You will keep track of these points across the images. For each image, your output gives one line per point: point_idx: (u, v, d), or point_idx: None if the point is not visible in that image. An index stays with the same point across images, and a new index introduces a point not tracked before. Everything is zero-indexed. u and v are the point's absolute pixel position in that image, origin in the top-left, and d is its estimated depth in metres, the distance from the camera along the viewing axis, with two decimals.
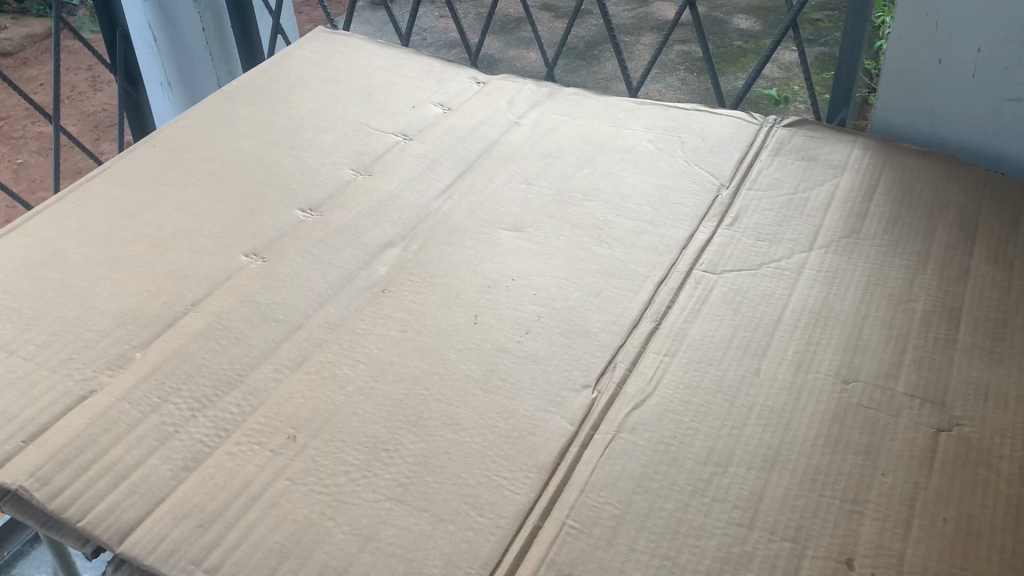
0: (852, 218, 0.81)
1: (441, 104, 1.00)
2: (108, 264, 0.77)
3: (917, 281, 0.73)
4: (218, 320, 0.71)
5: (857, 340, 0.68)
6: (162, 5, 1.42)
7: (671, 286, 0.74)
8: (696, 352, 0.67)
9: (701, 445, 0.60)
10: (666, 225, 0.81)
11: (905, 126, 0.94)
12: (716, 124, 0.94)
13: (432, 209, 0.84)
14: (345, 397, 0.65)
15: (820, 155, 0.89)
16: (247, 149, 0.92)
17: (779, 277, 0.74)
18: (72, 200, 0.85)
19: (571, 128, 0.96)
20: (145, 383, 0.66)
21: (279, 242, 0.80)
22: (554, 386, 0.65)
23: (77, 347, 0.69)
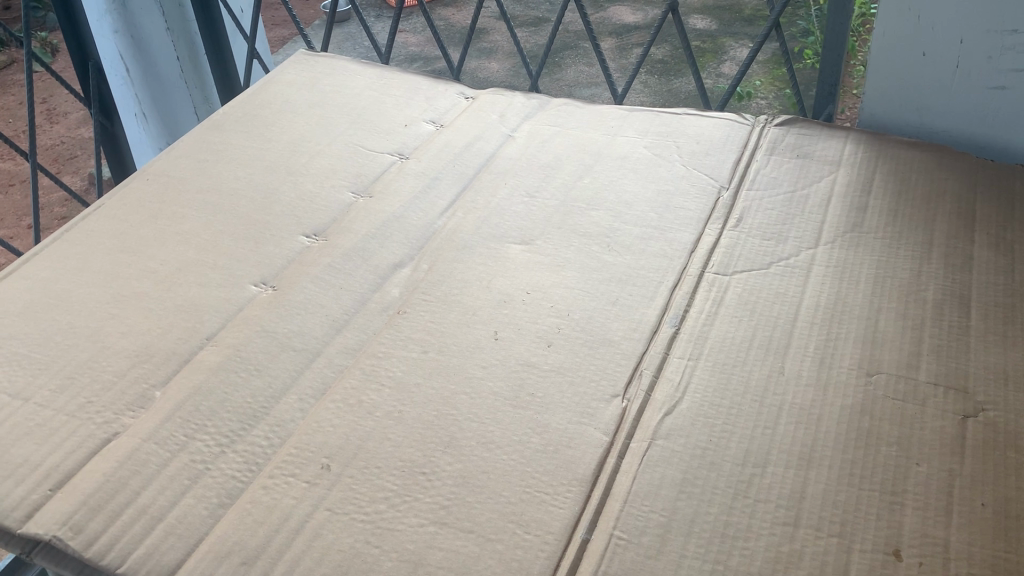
0: (855, 212, 0.82)
1: (432, 121, 1.00)
2: (115, 302, 0.76)
3: (924, 271, 0.75)
4: (236, 353, 0.70)
5: (874, 333, 0.69)
6: (133, 34, 1.39)
7: (686, 289, 0.74)
8: (720, 354, 0.67)
9: (736, 447, 0.60)
10: (672, 230, 0.81)
11: (892, 119, 0.96)
12: (709, 126, 0.95)
13: (438, 228, 0.84)
14: (375, 421, 0.64)
15: (814, 151, 0.90)
16: (243, 177, 0.91)
17: (791, 275, 0.75)
18: (70, 239, 0.84)
19: (565, 139, 0.96)
20: (169, 423, 0.65)
21: (287, 269, 0.79)
22: (582, 398, 0.65)
23: (95, 390, 0.68)
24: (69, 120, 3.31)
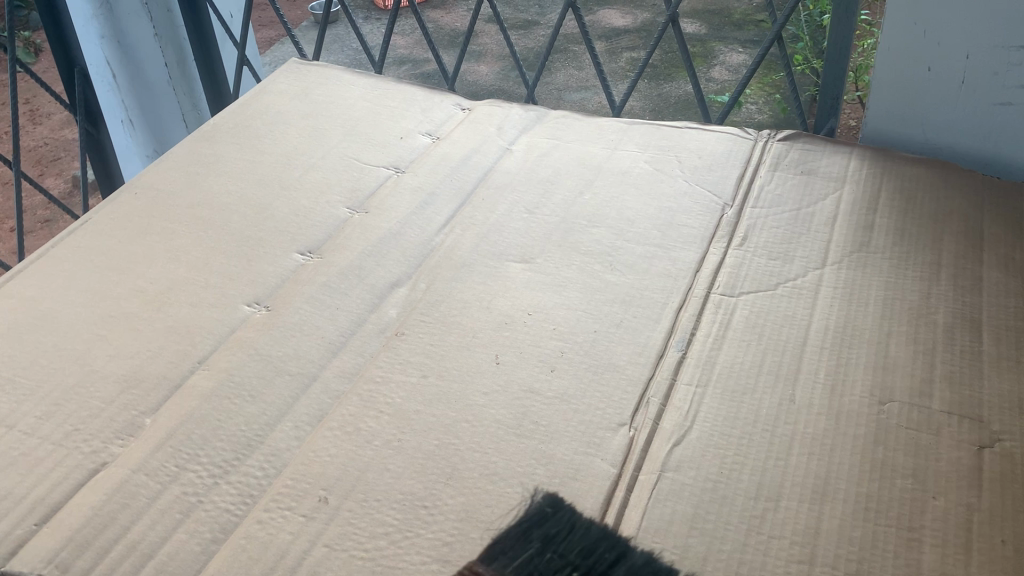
0: (861, 231, 0.80)
1: (428, 133, 0.97)
2: (103, 322, 0.73)
3: (933, 292, 0.73)
4: (229, 377, 0.68)
5: (885, 358, 0.67)
6: (121, 40, 1.36)
7: (692, 312, 0.72)
8: (728, 381, 0.66)
9: (748, 480, 0.58)
10: (676, 248, 0.79)
11: (896, 134, 0.94)
12: (711, 141, 0.93)
13: (436, 245, 0.82)
14: (373, 451, 0.62)
15: (819, 167, 0.88)
16: (235, 191, 0.89)
17: (799, 297, 0.73)
18: (55, 256, 0.81)
19: (564, 152, 0.94)
20: (160, 452, 0.62)
21: (281, 288, 0.77)
22: (588, 427, 0.63)
23: (82, 417, 0.65)
24: (53, 120, 3.26)
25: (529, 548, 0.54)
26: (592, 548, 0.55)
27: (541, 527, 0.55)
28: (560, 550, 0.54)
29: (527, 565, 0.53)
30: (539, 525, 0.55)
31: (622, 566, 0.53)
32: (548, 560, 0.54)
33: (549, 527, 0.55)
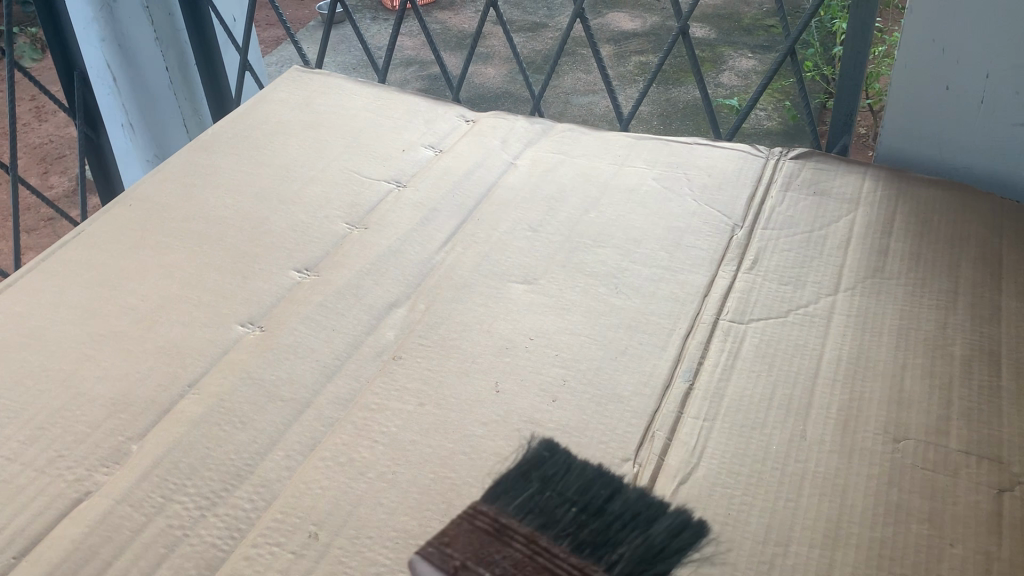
0: (876, 256, 0.77)
1: (431, 146, 0.95)
2: (92, 341, 0.71)
3: (950, 323, 0.70)
4: (219, 402, 0.66)
5: (900, 393, 0.65)
6: (122, 43, 1.33)
7: (700, 339, 0.70)
8: (737, 415, 0.63)
9: (757, 522, 0.56)
10: (685, 271, 0.77)
11: (912, 154, 0.92)
12: (722, 158, 0.90)
13: (436, 264, 0.79)
14: (366, 485, 0.60)
15: (832, 188, 0.86)
16: (232, 204, 0.86)
17: (811, 325, 0.71)
18: (46, 270, 0.79)
19: (570, 167, 0.91)
20: (145, 481, 0.60)
21: (275, 308, 0.74)
22: (590, 463, 0.60)
23: (67, 442, 0.63)
24: (59, 117, 3.25)
25: (529, 487, 0.58)
26: (589, 486, 0.58)
27: (539, 470, 0.59)
28: (559, 487, 0.58)
29: (527, 499, 0.57)
30: (538, 466, 0.60)
31: (617, 500, 0.57)
32: (548, 495, 0.58)
33: (547, 467, 0.60)
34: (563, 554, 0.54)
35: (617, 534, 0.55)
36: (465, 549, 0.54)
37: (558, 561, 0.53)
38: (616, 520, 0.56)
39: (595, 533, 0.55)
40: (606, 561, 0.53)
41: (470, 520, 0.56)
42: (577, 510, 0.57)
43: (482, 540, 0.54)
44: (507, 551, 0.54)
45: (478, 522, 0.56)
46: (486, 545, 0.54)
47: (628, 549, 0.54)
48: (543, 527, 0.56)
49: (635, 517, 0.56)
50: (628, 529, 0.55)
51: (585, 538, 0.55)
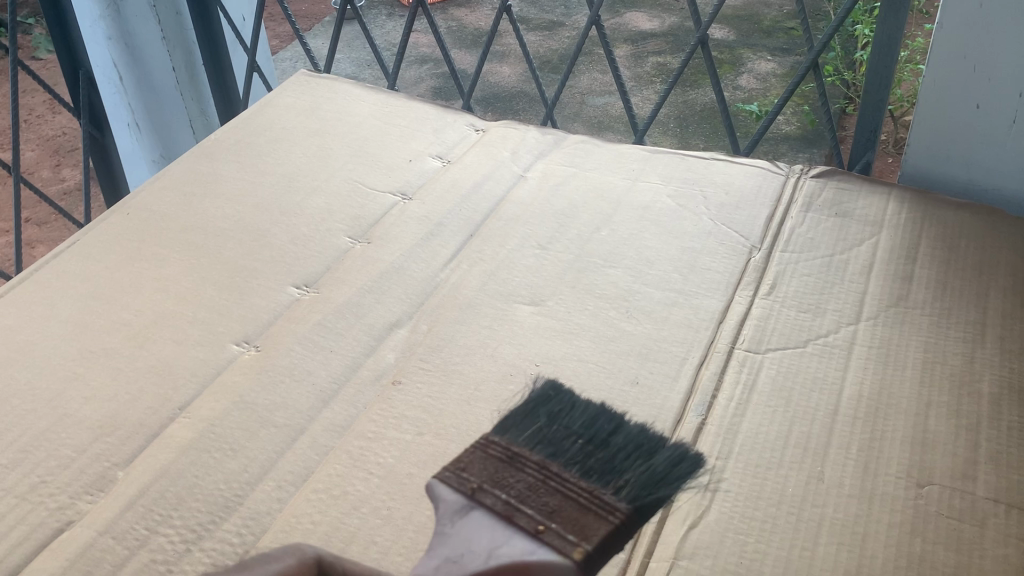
0: (899, 282, 0.74)
1: (439, 156, 0.92)
2: (81, 358, 0.69)
3: (978, 357, 0.67)
4: (210, 428, 0.63)
5: (924, 433, 0.61)
6: (129, 43, 1.32)
7: (714, 369, 0.67)
8: (752, 454, 0.60)
9: (771, 573, 0.53)
10: (698, 295, 0.74)
11: (939, 173, 0.88)
12: (740, 175, 0.87)
13: (440, 282, 0.76)
14: (360, 521, 0.57)
15: (854, 209, 0.82)
16: (232, 215, 0.84)
17: (830, 357, 0.67)
18: (38, 280, 0.76)
19: (582, 181, 0.88)
20: (129, 512, 0.57)
21: (272, 326, 0.72)
22: None
23: (51, 467, 0.61)
24: None
25: (538, 421, 0.57)
26: (594, 421, 0.58)
27: (546, 406, 0.59)
28: (565, 421, 0.57)
29: (536, 430, 0.55)
30: (544, 404, 0.59)
31: (620, 435, 0.57)
32: (557, 428, 0.56)
33: (552, 405, 0.59)
34: (573, 477, 0.52)
35: (623, 465, 0.54)
36: (480, 473, 0.52)
37: (569, 483, 0.51)
38: (622, 451, 0.55)
39: (603, 460, 0.54)
40: (613, 485, 0.52)
41: (483, 448, 0.54)
42: (584, 442, 0.55)
43: (495, 466, 0.52)
44: (519, 475, 0.51)
45: (492, 450, 0.54)
46: (498, 469, 0.52)
47: (634, 476, 0.53)
48: (552, 455, 0.53)
49: (638, 447, 0.56)
50: (633, 458, 0.55)
51: (593, 464, 0.53)
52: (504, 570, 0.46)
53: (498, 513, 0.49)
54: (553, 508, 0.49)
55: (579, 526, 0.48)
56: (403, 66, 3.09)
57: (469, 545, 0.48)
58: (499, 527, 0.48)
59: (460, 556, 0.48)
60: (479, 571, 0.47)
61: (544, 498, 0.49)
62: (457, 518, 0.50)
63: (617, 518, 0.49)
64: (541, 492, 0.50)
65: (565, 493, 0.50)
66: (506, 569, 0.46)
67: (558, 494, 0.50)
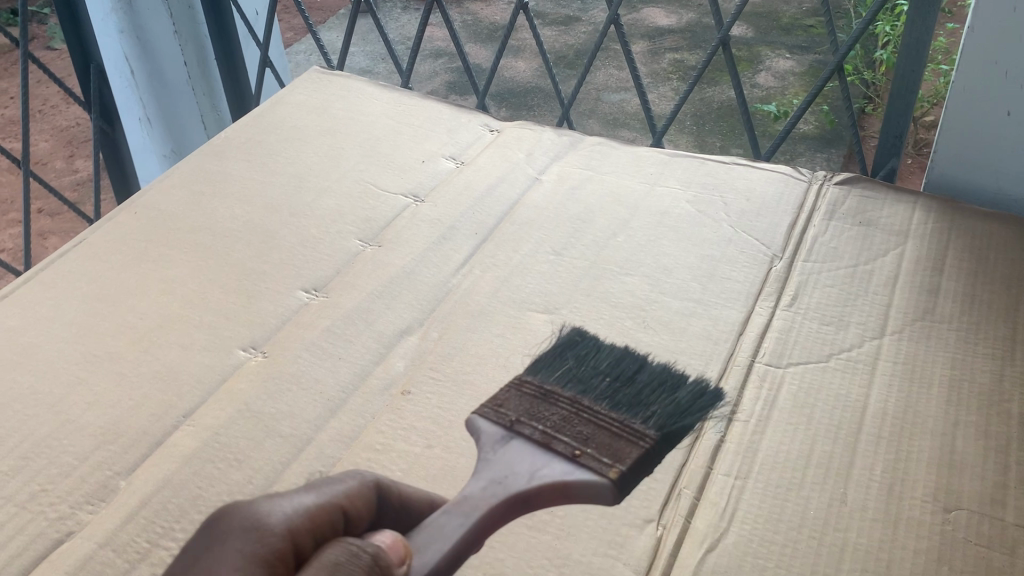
0: (925, 295, 0.71)
1: (452, 157, 0.90)
2: (85, 362, 0.67)
3: (1008, 374, 0.64)
4: (214, 437, 0.61)
5: (952, 455, 0.59)
6: (139, 36, 1.30)
7: (734, 384, 0.65)
8: (772, 474, 0.58)
9: None
10: (718, 306, 0.72)
11: (968, 180, 0.85)
12: (761, 181, 0.85)
13: (452, 287, 0.74)
14: None
15: (879, 218, 0.80)
16: (241, 216, 0.82)
17: (854, 372, 0.65)
18: (43, 280, 0.75)
19: (599, 185, 0.86)
20: (130, 524, 0.56)
21: (280, 332, 0.70)
22: (609, 522, 0.56)
23: (52, 476, 0.59)
24: None
25: (567, 362, 0.61)
26: (619, 362, 0.62)
27: (572, 348, 0.63)
28: (592, 361, 0.62)
29: (566, 370, 0.60)
30: (571, 348, 0.63)
31: (644, 372, 0.62)
32: (585, 367, 0.61)
33: (579, 349, 0.63)
34: (604, 409, 0.57)
35: (649, 398, 0.59)
36: (517, 408, 0.57)
37: (600, 415, 0.56)
38: (647, 386, 0.60)
39: (630, 395, 0.58)
40: (642, 416, 0.57)
41: (517, 387, 0.59)
42: (611, 380, 0.60)
43: (530, 401, 0.57)
44: (554, 409, 0.56)
45: (526, 389, 0.58)
46: (533, 404, 0.57)
47: (660, 408, 0.58)
48: (583, 391, 0.58)
49: (662, 383, 0.61)
50: (657, 392, 0.59)
51: (622, 398, 0.58)
52: (545, 490, 0.52)
53: (537, 443, 0.54)
54: (587, 436, 0.54)
55: (613, 452, 0.53)
56: (418, 60, 3.06)
57: (511, 469, 0.53)
58: (538, 454, 0.54)
59: (504, 478, 0.53)
60: (523, 491, 0.52)
61: (578, 427, 0.55)
62: (499, 447, 0.55)
63: (649, 442, 0.54)
64: (575, 422, 0.55)
65: (597, 424, 0.55)
66: (548, 490, 0.52)
67: (591, 424, 0.55)
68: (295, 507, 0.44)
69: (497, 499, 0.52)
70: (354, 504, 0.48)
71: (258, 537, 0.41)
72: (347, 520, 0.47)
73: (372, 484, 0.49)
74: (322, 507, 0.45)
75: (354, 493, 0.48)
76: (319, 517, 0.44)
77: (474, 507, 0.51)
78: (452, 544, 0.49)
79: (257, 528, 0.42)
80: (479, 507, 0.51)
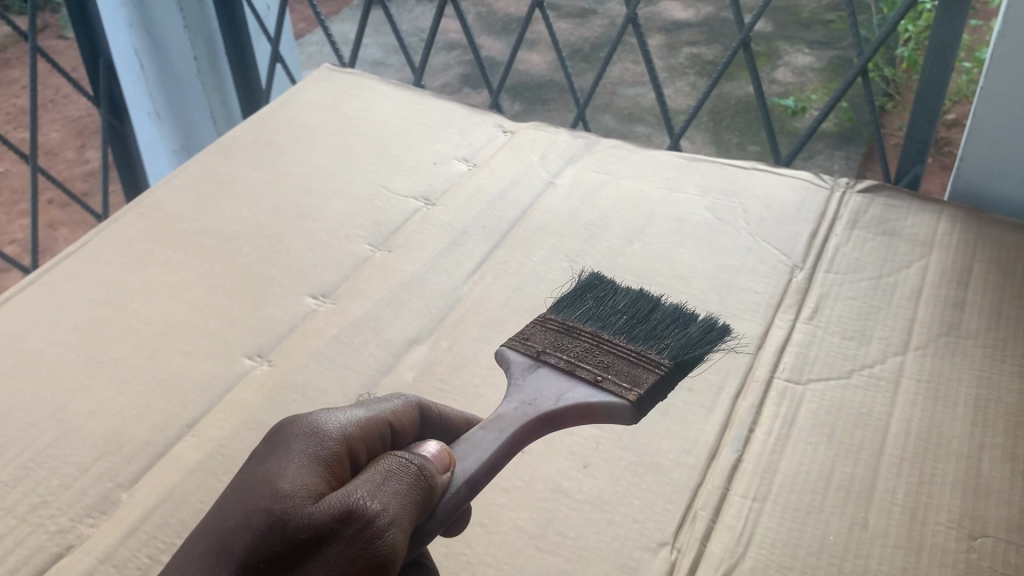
0: (950, 309, 0.69)
1: (465, 159, 0.88)
2: (88, 369, 0.66)
3: None
4: (218, 449, 0.60)
5: (978, 478, 0.57)
6: (150, 30, 1.28)
7: (751, 401, 0.63)
8: (791, 497, 0.56)
9: None
10: (736, 318, 0.70)
11: (995, 188, 0.83)
12: (781, 188, 0.83)
13: (462, 294, 0.73)
14: None
15: (903, 227, 0.77)
16: (249, 219, 0.81)
17: (876, 390, 0.63)
18: (47, 283, 0.74)
19: (615, 190, 0.84)
20: (131, 539, 0.55)
21: (286, 340, 0.69)
22: (622, 545, 0.55)
23: (52, 487, 0.58)
24: None
25: (586, 302, 0.64)
26: (635, 302, 0.64)
27: (592, 291, 0.66)
28: (609, 301, 0.65)
29: (586, 309, 0.63)
30: (591, 291, 0.66)
31: (659, 310, 0.64)
32: (604, 307, 0.63)
33: (599, 292, 0.66)
34: (621, 341, 0.59)
35: (663, 332, 0.61)
36: (542, 340, 0.60)
37: (618, 345, 0.59)
38: (663, 321, 0.62)
39: (646, 330, 0.61)
40: (657, 347, 0.59)
41: (541, 323, 0.62)
42: (627, 317, 0.62)
43: (553, 335, 0.60)
44: (575, 341, 0.59)
45: (549, 324, 0.61)
46: (556, 337, 0.60)
47: (674, 340, 0.60)
48: (601, 326, 0.61)
49: (674, 319, 0.63)
50: (672, 327, 0.61)
51: (638, 332, 0.60)
52: (571, 410, 0.55)
53: (561, 370, 0.57)
54: (606, 364, 0.57)
55: (632, 377, 0.56)
56: (432, 52, 3.04)
57: (539, 392, 0.55)
58: (563, 379, 0.56)
59: (533, 400, 0.55)
60: (551, 410, 0.54)
61: (598, 357, 0.58)
62: (526, 374, 0.57)
63: (663, 369, 0.57)
64: (595, 353, 0.58)
65: (616, 353, 0.58)
66: (574, 410, 0.55)
67: (610, 354, 0.58)
68: (348, 418, 0.48)
69: (529, 417, 0.54)
70: (399, 421, 0.51)
71: (319, 441, 0.45)
72: (393, 435, 0.51)
73: (416, 403, 0.53)
74: (373, 420, 0.49)
75: (400, 410, 0.51)
76: (370, 430, 0.48)
77: (508, 424, 0.53)
78: (491, 453, 0.51)
79: (317, 434, 0.46)
80: (512, 423, 0.53)
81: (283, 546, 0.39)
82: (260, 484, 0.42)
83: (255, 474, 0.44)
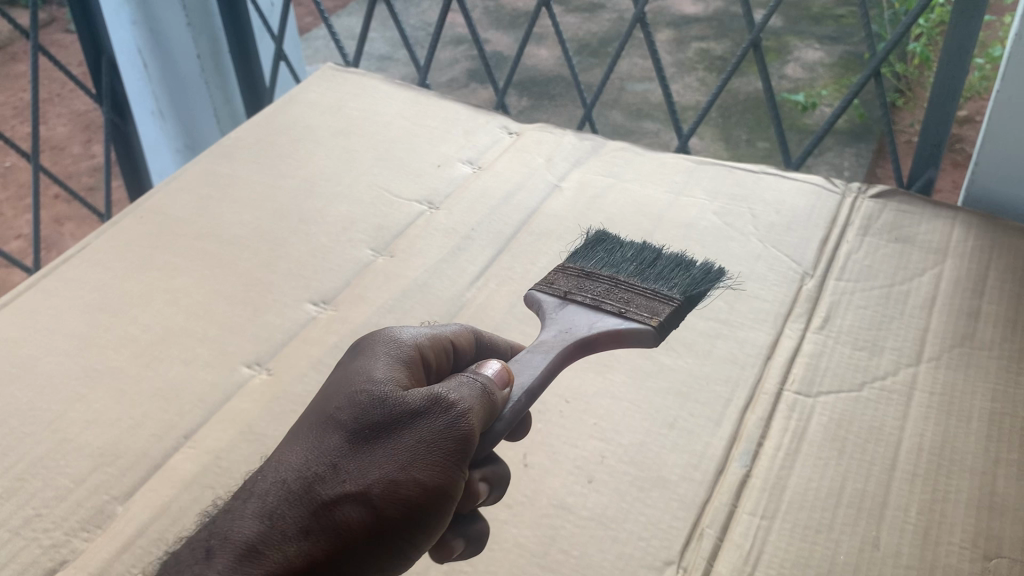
0: (964, 320, 0.68)
1: (469, 162, 0.87)
2: (84, 378, 0.65)
3: None
4: (215, 461, 0.59)
5: (993, 496, 0.55)
6: (153, 27, 1.27)
7: (760, 413, 0.62)
8: (800, 514, 0.55)
9: None
10: (745, 328, 0.69)
11: (1012, 193, 0.81)
12: (792, 192, 0.81)
13: (466, 301, 0.72)
14: None
15: (917, 235, 0.76)
16: (251, 223, 0.79)
17: (888, 403, 0.62)
18: (44, 289, 0.73)
19: (622, 193, 0.83)
20: (126, 554, 0.54)
21: (286, 349, 0.67)
22: (627, 564, 0.53)
23: (47, 499, 0.57)
24: None
25: (597, 252, 0.66)
26: (641, 252, 0.66)
27: (602, 243, 0.68)
28: (617, 251, 0.66)
29: (601, 258, 0.65)
30: (602, 243, 0.68)
31: (662, 258, 0.66)
32: (615, 256, 0.65)
33: (607, 244, 0.67)
34: (634, 282, 0.62)
35: (670, 274, 0.63)
36: (565, 283, 0.62)
37: (634, 285, 0.61)
38: (671, 265, 0.65)
39: (656, 273, 0.63)
40: (667, 285, 0.62)
41: (561, 271, 0.64)
42: (637, 264, 0.64)
43: (575, 279, 0.62)
44: (596, 283, 0.62)
45: (569, 271, 0.63)
46: (579, 280, 0.62)
47: (681, 279, 0.63)
48: (615, 271, 0.63)
49: (676, 264, 0.65)
50: (675, 271, 0.64)
51: (648, 274, 0.63)
52: (604, 336, 0.57)
53: (590, 305, 0.59)
54: (626, 299, 0.60)
55: (651, 307, 0.59)
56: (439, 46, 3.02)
57: (573, 323, 0.58)
58: (591, 312, 0.59)
59: (568, 329, 0.57)
60: (586, 337, 0.57)
61: (619, 293, 0.60)
62: (557, 312, 0.59)
63: (676, 302, 0.60)
64: (615, 290, 0.61)
65: (633, 291, 0.61)
66: (605, 336, 0.57)
67: (630, 291, 0.61)
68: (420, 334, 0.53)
69: (569, 343, 0.56)
70: (459, 342, 0.55)
71: (398, 347, 0.51)
72: (454, 355, 0.56)
73: (473, 329, 0.57)
74: (440, 337, 0.54)
75: (458, 333, 0.56)
76: (438, 345, 0.54)
77: (551, 347, 0.55)
78: (542, 369, 0.53)
79: (395, 342, 0.51)
80: (553, 348, 0.55)
81: (383, 416, 0.45)
82: (356, 375, 0.48)
83: (348, 372, 0.49)
